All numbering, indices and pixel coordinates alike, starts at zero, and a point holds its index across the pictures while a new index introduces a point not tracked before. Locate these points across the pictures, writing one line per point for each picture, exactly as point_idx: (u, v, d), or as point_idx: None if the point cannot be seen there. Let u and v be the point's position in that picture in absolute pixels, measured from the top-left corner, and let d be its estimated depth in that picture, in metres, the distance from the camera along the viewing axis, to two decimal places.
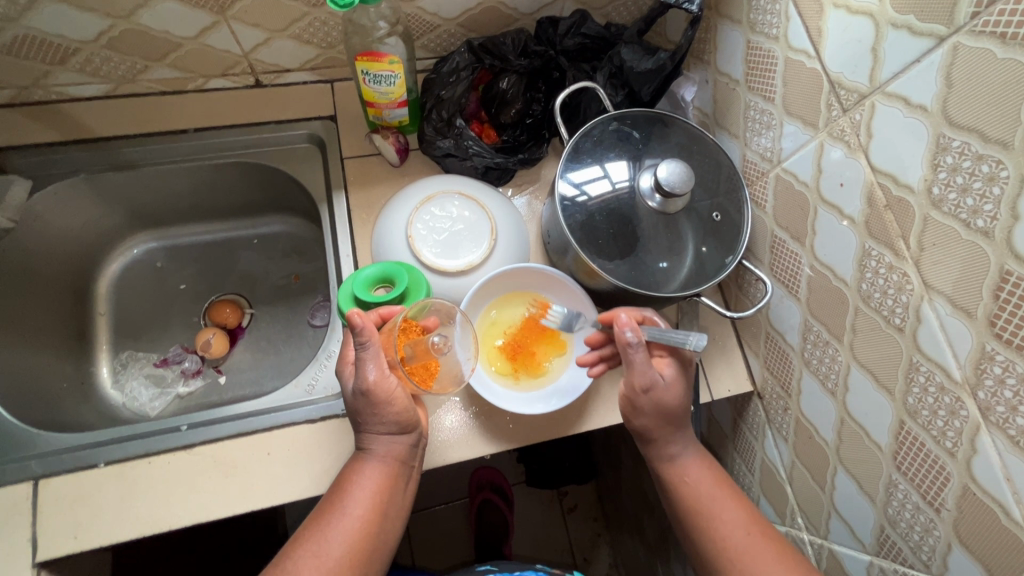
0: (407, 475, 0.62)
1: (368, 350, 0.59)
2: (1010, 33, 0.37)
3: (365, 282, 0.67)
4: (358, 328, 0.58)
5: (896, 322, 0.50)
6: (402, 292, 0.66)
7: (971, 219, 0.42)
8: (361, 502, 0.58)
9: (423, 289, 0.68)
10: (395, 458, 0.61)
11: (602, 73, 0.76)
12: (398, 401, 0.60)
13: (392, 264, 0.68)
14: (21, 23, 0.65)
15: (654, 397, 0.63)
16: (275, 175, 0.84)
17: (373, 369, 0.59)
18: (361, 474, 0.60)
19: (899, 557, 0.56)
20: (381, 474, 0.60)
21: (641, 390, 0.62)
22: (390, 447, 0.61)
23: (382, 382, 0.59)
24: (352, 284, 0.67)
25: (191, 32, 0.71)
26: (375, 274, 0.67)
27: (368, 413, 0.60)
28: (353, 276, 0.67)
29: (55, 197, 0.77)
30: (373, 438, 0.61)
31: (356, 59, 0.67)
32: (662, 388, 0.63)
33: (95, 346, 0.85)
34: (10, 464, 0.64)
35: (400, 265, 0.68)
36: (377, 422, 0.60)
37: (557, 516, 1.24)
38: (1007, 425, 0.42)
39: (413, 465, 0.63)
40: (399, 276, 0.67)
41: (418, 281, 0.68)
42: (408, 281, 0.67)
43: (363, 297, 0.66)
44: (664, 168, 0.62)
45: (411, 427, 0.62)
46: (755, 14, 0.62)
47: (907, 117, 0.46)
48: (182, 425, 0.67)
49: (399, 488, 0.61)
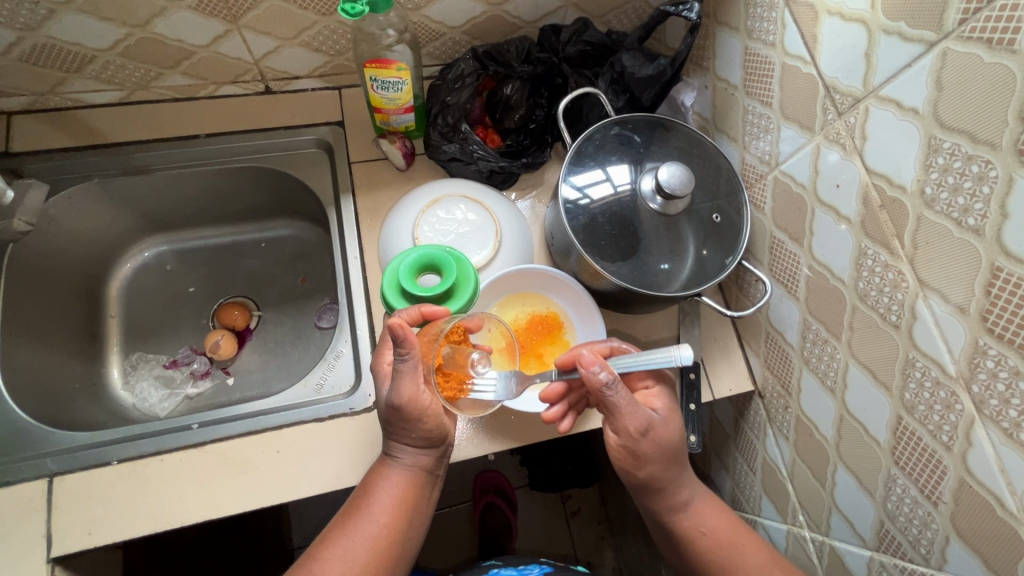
0: (430, 481, 0.65)
1: (407, 362, 0.57)
2: (997, 38, 0.39)
3: (411, 266, 0.66)
4: (399, 338, 0.54)
5: (892, 319, 0.51)
6: (448, 286, 0.65)
7: (962, 217, 0.43)
8: (386, 508, 0.61)
9: (470, 283, 0.66)
10: (420, 468, 0.63)
11: (603, 78, 0.78)
12: (429, 418, 0.60)
13: (442, 252, 0.67)
14: (40, 31, 0.67)
15: (652, 437, 0.61)
16: (284, 179, 0.86)
17: (408, 383, 0.58)
18: (386, 483, 0.61)
19: (899, 551, 0.56)
20: (406, 482, 0.62)
21: (638, 435, 0.60)
22: (416, 458, 0.62)
23: (416, 399, 0.58)
24: (400, 265, 0.66)
25: (203, 40, 0.73)
26: (424, 259, 0.67)
27: (400, 426, 0.60)
28: (402, 255, 0.67)
29: (69, 201, 0.79)
30: (401, 447, 0.62)
31: (364, 66, 0.69)
32: (659, 426, 0.62)
33: (107, 347, 0.86)
34: (25, 462, 0.65)
35: (450, 255, 0.67)
36: (407, 435, 0.61)
37: (559, 519, 1.25)
38: (1000, 417, 0.43)
39: (435, 472, 0.66)
40: (448, 266, 0.66)
41: (466, 272, 0.66)
42: (455, 273, 0.66)
43: (409, 286, 0.65)
44: (664, 171, 0.64)
45: (439, 442, 0.63)
46: (753, 22, 0.64)
47: (899, 120, 0.47)
48: (193, 423, 0.69)
49: (422, 494, 0.64)
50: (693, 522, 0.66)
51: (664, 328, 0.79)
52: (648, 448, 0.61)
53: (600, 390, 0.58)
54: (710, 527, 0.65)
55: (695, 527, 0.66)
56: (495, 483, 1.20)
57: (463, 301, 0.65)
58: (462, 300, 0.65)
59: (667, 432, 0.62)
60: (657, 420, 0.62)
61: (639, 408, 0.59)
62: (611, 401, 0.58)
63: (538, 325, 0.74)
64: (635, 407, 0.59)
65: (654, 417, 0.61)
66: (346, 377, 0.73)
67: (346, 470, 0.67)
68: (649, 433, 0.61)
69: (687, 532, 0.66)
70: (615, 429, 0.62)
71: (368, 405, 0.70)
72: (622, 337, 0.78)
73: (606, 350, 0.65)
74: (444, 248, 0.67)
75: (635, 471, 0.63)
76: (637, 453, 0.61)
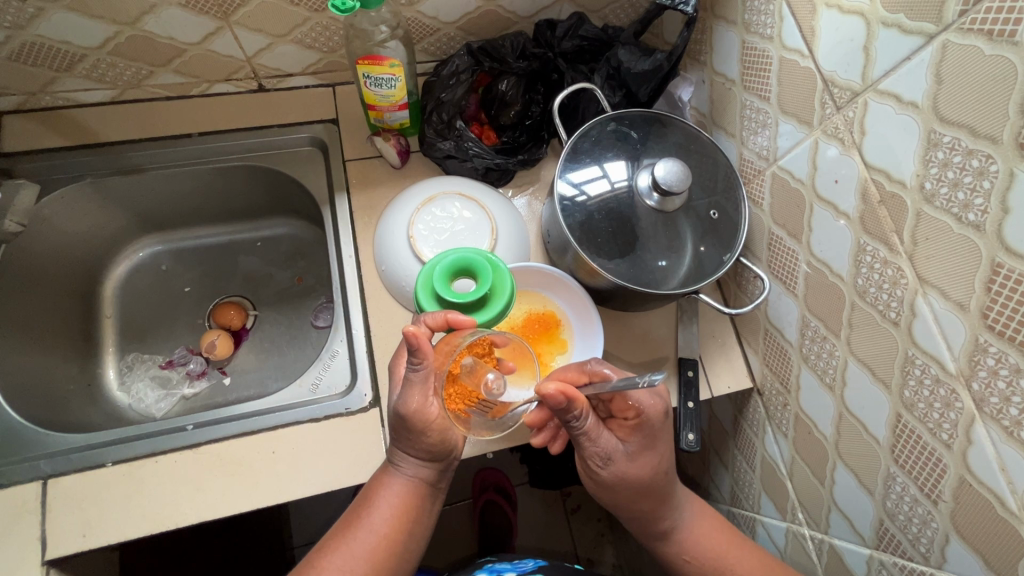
0: (431, 494, 0.64)
1: (419, 371, 0.56)
2: (997, 30, 0.38)
3: (449, 267, 0.64)
4: (414, 347, 0.54)
5: (892, 315, 0.51)
6: (482, 293, 0.61)
7: (962, 213, 0.42)
8: (387, 518, 0.60)
9: (504, 296, 0.62)
10: (422, 480, 0.62)
11: (599, 74, 0.77)
12: (433, 432, 0.59)
13: (480, 257, 0.63)
14: (29, 30, 0.66)
15: (613, 470, 0.62)
16: (278, 178, 0.85)
17: (417, 393, 0.57)
18: (388, 491, 0.61)
19: (899, 550, 0.56)
20: (407, 493, 0.61)
21: (598, 465, 0.62)
22: (419, 469, 0.62)
23: (422, 409, 0.58)
24: (439, 264, 0.64)
25: (195, 38, 0.72)
26: (463, 262, 0.64)
27: (404, 436, 0.59)
28: (441, 256, 0.64)
29: (63, 200, 0.78)
30: (404, 457, 0.61)
31: (357, 63, 0.68)
32: (624, 461, 0.62)
33: (102, 348, 0.86)
34: (18, 464, 0.64)
35: (487, 261, 0.63)
36: (410, 446, 0.60)
37: (558, 516, 1.24)
38: (1001, 416, 0.42)
39: (438, 484, 0.65)
40: (483, 273, 0.63)
41: (501, 283, 0.62)
42: (490, 282, 0.62)
43: (441, 288, 0.62)
44: (662, 167, 0.63)
45: (443, 455, 0.62)
46: (750, 15, 0.63)
47: (898, 114, 0.46)
48: (188, 424, 0.69)
49: (423, 506, 0.63)
50: (677, 550, 0.67)
51: (661, 326, 0.78)
52: (608, 478, 0.63)
53: (567, 418, 0.58)
54: (695, 556, 0.67)
55: (678, 555, 0.67)
56: (497, 481, 1.20)
57: (493, 314, 0.61)
58: (493, 311, 0.61)
59: (632, 467, 0.62)
60: (622, 455, 0.62)
61: (600, 442, 0.60)
62: (575, 430, 0.59)
63: (536, 325, 0.74)
64: (596, 442, 0.60)
65: (617, 451, 0.61)
66: (342, 377, 0.73)
67: (343, 471, 0.66)
68: (610, 467, 0.62)
69: (670, 557, 0.68)
70: (580, 453, 0.63)
71: (365, 405, 0.69)
72: (619, 336, 0.78)
73: (583, 376, 0.61)
74: (482, 254, 0.64)
75: (600, 493, 0.66)
76: (598, 479, 0.64)
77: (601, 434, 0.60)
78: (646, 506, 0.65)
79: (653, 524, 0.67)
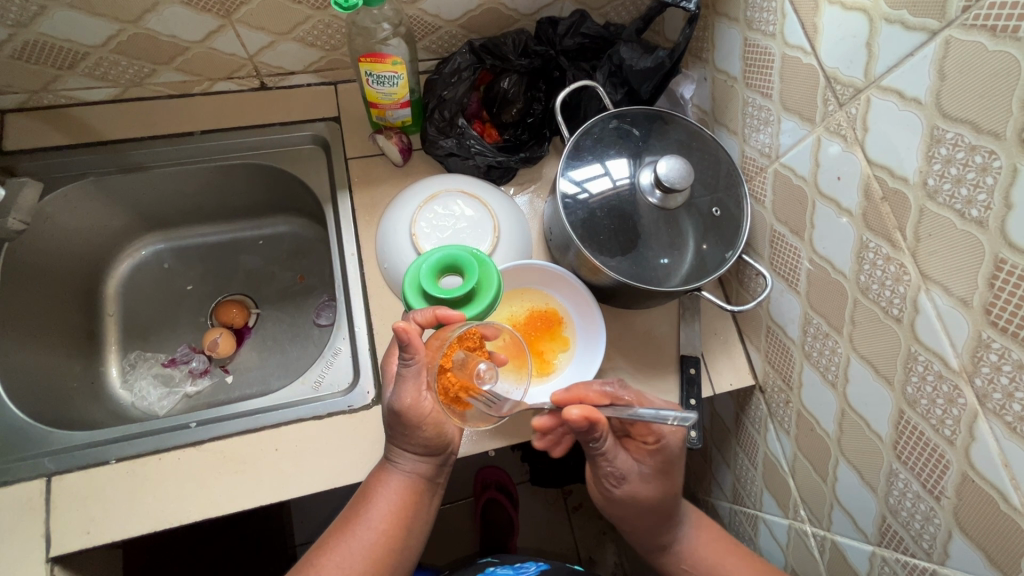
0: (429, 488, 0.64)
1: (411, 367, 0.57)
2: (1000, 26, 0.38)
3: (434, 265, 0.63)
4: (404, 343, 0.54)
5: (894, 312, 0.51)
6: (469, 288, 0.61)
7: (965, 209, 0.42)
8: (385, 514, 0.61)
9: (491, 289, 0.62)
10: (419, 475, 0.63)
11: (601, 71, 0.77)
12: (428, 426, 0.60)
13: (465, 253, 0.63)
14: (32, 28, 0.67)
15: (626, 489, 0.64)
16: (280, 176, 0.85)
17: (410, 389, 0.58)
18: (386, 488, 0.61)
19: (902, 546, 0.56)
20: (405, 489, 0.62)
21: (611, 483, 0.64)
22: (416, 464, 0.62)
23: (417, 404, 0.58)
24: (422, 263, 0.63)
25: (197, 36, 0.72)
26: (448, 259, 0.63)
27: (400, 432, 0.60)
28: (425, 255, 0.63)
29: (66, 199, 0.78)
30: (401, 453, 0.62)
31: (359, 61, 0.68)
32: (637, 482, 0.63)
33: (105, 346, 0.86)
34: (22, 462, 0.65)
35: (473, 256, 0.62)
36: (406, 441, 0.60)
37: (560, 514, 1.24)
38: (1004, 411, 0.42)
39: (435, 479, 0.65)
40: (469, 269, 0.62)
41: (489, 276, 0.62)
42: (477, 276, 0.62)
43: (427, 285, 0.61)
44: (663, 164, 0.63)
45: (439, 449, 0.63)
46: (752, 12, 0.63)
47: (901, 111, 0.46)
48: (191, 422, 0.69)
49: (421, 501, 0.63)
50: (674, 561, 0.68)
51: (663, 323, 0.78)
52: (620, 495, 0.64)
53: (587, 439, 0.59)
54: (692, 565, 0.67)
55: (676, 565, 0.68)
56: (499, 479, 1.20)
57: (482, 308, 0.61)
58: (481, 306, 0.61)
59: (644, 488, 0.63)
60: (636, 477, 0.63)
61: (616, 462, 0.62)
62: (594, 450, 0.60)
63: (539, 321, 0.74)
64: (612, 462, 0.62)
65: (631, 472, 0.62)
66: (345, 374, 0.73)
67: (345, 469, 0.66)
68: (622, 485, 0.64)
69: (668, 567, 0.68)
70: (596, 471, 0.64)
71: (367, 402, 0.69)
72: (621, 334, 0.78)
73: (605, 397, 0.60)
74: (468, 249, 0.64)
75: (609, 508, 0.68)
76: (608, 496, 0.66)
77: (617, 455, 0.61)
78: (648, 523, 0.66)
79: (654, 538, 0.67)
